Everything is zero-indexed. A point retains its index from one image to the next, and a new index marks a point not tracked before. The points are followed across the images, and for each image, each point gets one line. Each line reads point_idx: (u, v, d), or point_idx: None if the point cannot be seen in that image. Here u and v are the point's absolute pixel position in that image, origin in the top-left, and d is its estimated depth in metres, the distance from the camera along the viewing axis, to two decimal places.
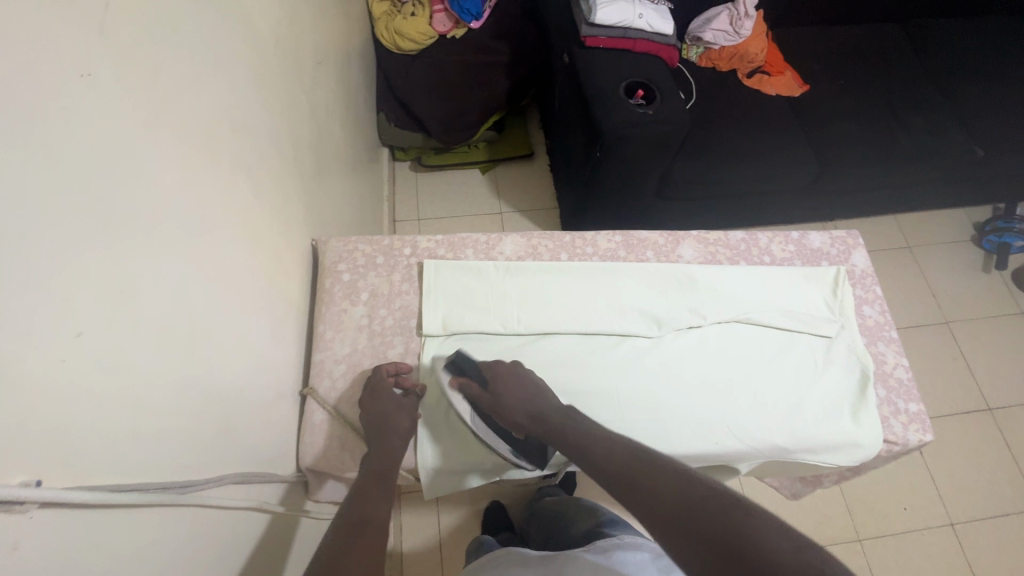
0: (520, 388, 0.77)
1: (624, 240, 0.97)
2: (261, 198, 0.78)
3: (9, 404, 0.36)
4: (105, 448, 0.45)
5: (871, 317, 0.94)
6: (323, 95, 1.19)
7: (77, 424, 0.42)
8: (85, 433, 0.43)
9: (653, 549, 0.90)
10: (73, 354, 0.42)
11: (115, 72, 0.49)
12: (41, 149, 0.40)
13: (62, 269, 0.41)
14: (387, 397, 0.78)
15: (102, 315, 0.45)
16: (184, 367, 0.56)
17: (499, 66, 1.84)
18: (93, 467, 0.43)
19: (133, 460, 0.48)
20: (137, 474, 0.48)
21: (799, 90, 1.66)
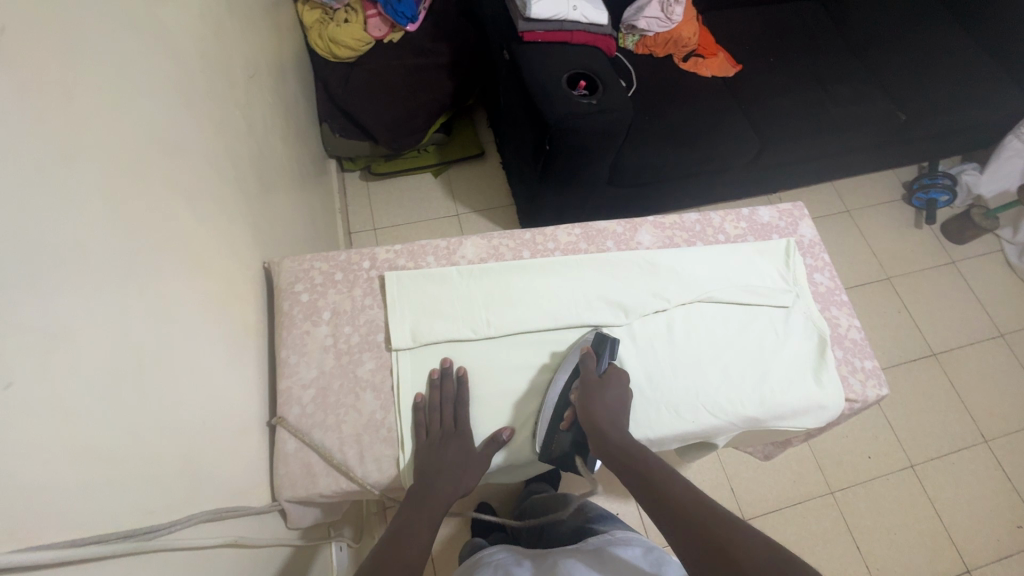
0: (616, 397, 0.79)
1: (584, 232, 0.97)
2: (203, 223, 0.74)
3: None
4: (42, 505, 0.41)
5: (822, 283, 0.98)
6: (258, 109, 1.13)
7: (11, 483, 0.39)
8: (27, 490, 0.40)
9: (644, 543, 0.89)
10: (6, 406, 0.39)
11: (22, 102, 0.45)
12: None
13: None
14: (451, 437, 0.78)
15: (31, 362, 0.41)
16: (137, 410, 0.53)
17: (440, 67, 1.82)
18: (39, 527, 0.41)
19: (86, 514, 0.45)
20: (94, 527, 0.46)
21: (733, 70, 1.72)
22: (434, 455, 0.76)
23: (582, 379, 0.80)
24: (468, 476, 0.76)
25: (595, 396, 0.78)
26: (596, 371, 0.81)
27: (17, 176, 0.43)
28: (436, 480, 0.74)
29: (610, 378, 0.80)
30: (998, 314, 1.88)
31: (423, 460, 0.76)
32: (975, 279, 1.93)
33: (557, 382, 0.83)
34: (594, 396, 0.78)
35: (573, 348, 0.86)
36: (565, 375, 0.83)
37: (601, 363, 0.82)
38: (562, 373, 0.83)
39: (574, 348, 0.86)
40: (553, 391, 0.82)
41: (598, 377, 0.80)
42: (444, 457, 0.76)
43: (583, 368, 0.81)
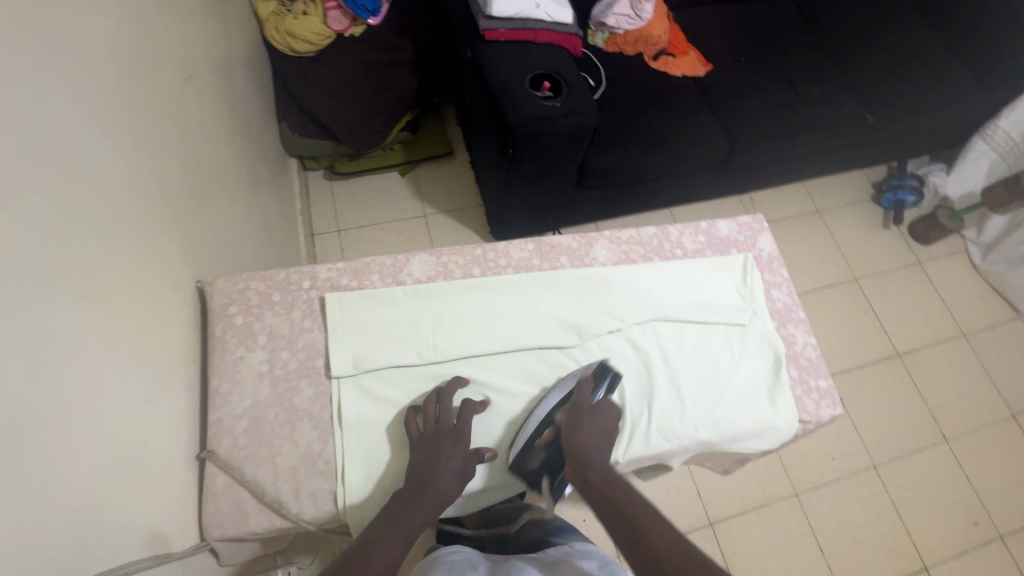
0: (605, 426, 0.77)
1: (537, 247, 0.94)
2: (115, 248, 0.68)
3: None
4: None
5: (780, 299, 0.96)
6: (196, 113, 1.07)
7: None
8: None
9: (602, 556, 0.86)
10: None
11: None
12: None
13: None
14: (446, 434, 0.74)
15: None
16: (9, 477, 0.47)
17: (404, 63, 1.76)
18: None
19: None
20: None
21: (703, 70, 1.70)
22: (424, 449, 0.73)
23: (574, 402, 0.79)
24: (453, 486, 0.72)
25: (582, 421, 0.77)
26: (587, 400, 0.79)
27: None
28: (428, 484, 0.70)
29: (602, 411, 0.79)
30: (962, 314, 1.90)
31: (412, 473, 0.71)
32: (940, 280, 1.95)
33: (547, 400, 0.81)
34: (583, 420, 0.77)
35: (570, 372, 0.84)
36: (557, 395, 0.81)
37: (596, 393, 0.80)
38: (555, 390, 0.81)
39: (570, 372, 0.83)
40: (541, 402, 0.81)
41: (588, 407, 0.78)
42: (434, 457, 0.72)
43: (577, 394, 0.79)
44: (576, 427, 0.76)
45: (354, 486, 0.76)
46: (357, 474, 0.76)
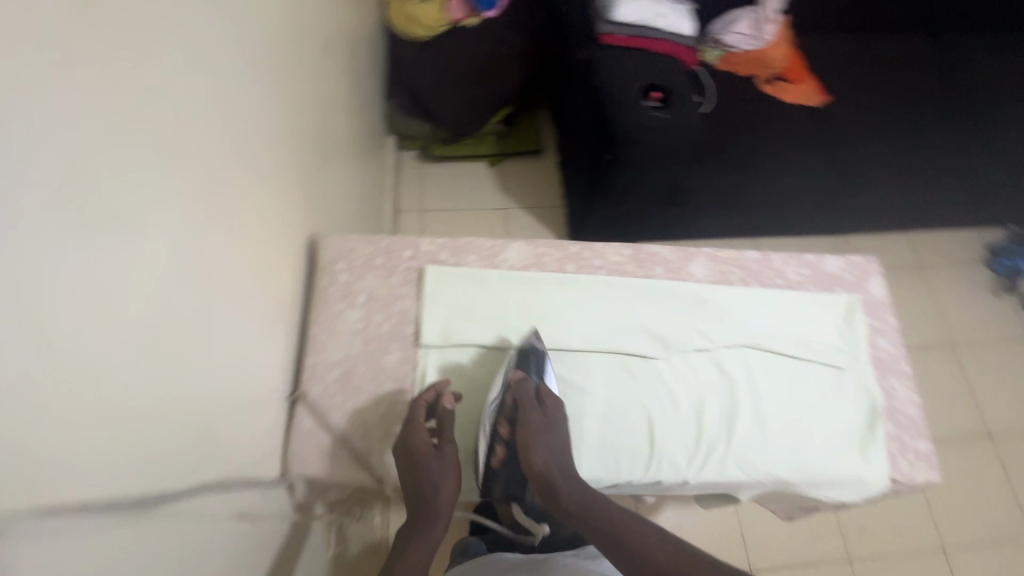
0: (559, 437, 0.72)
1: (633, 253, 0.93)
2: (259, 191, 0.74)
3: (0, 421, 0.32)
4: (103, 472, 0.41)
5: (884, 348, 0.90)
6: (327, 81, 1.14)
7: (71, 456, 0.38)
8: (77, 450, 0.39)
9: None
10: (71, 360, 0.38)
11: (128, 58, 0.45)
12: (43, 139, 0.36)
13: (61, 268, 0.38)
14: (430, 455, 0.71)
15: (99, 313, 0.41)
16: (175, 377, 0.52)
17: (512, 58, 1.79)
18: (83, 491, 0.39)
19: (127, 479, 0.44)
20: (133, 491, 0.45)
21: (820, 100, 1.60)
22: (411, 469, 0.70)
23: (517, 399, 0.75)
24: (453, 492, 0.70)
25: (534, 435, 0.71)
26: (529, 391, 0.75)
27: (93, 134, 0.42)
28: (432, 508, 0.68)
29: (551, 412, 0.74)
30: None
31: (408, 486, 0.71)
32: None
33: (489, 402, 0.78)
34: (534, 431, 0.72)
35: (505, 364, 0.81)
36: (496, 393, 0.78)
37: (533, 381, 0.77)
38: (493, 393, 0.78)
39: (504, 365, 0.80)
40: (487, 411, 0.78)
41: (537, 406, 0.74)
42: (427, 481, 0.70)
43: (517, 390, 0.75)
44: (529, 446, 0.70)
45: None
46: None
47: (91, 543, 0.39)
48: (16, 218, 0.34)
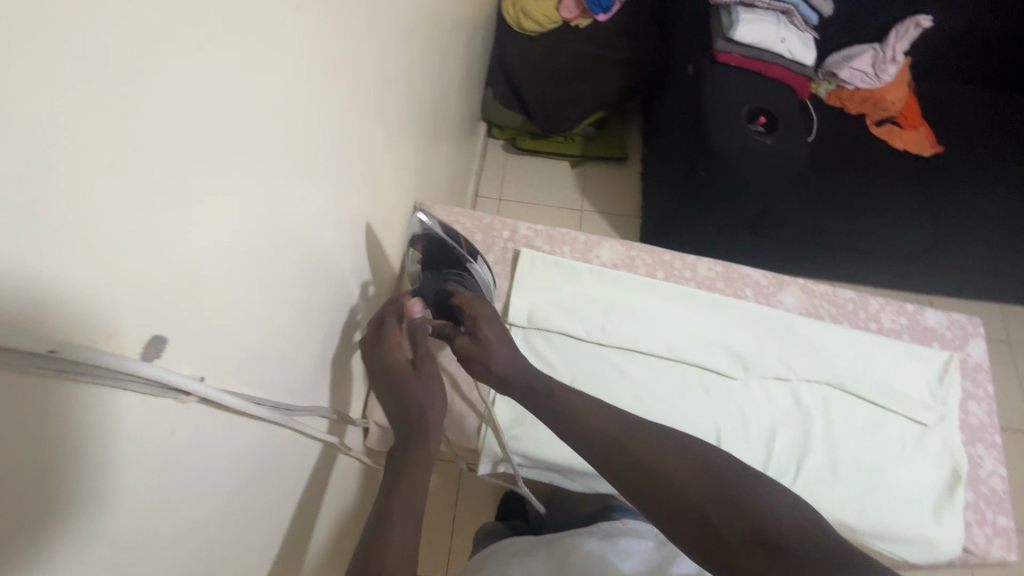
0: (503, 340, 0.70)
1: (725, 271, 0.93)
2: (386, 152, 0.80)
3: (198, 308, 0.39)
4: (248, 370, 0.48)
5: (975, 414, 0.86)
6: (450, 61, 1.20)
7: (244, 350, 0.47)
8: (235, 343, 0.45)
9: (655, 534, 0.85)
10: (244, 267, 0.45)
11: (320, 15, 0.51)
12: (257, 78, 0.42)
13: (254, 190, 0.44)
14: (401, 376, 0.67)
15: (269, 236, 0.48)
16: (301, 301, 0.58)
17: (616, 64, 1.80)
18: (234, 380, 0.45)
19: (257, 381, 0.50)
20: (261, 390, 0.51)
21: (931, 150, 1.54)
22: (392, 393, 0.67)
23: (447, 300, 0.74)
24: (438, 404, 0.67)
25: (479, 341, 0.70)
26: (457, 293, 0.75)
27: (300, 91, 0.49)
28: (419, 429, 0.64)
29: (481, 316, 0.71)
30: None
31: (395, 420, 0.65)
32: None
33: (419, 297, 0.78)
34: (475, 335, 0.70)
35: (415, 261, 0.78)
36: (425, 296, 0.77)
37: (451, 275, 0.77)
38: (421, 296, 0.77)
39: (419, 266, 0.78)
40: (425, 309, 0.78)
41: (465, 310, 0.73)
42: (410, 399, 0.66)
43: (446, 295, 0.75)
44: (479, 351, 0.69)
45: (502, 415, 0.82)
46: (505, 408, 0.82)
47: (243, 425, 0.48)
48: (254, 158, 0.44)
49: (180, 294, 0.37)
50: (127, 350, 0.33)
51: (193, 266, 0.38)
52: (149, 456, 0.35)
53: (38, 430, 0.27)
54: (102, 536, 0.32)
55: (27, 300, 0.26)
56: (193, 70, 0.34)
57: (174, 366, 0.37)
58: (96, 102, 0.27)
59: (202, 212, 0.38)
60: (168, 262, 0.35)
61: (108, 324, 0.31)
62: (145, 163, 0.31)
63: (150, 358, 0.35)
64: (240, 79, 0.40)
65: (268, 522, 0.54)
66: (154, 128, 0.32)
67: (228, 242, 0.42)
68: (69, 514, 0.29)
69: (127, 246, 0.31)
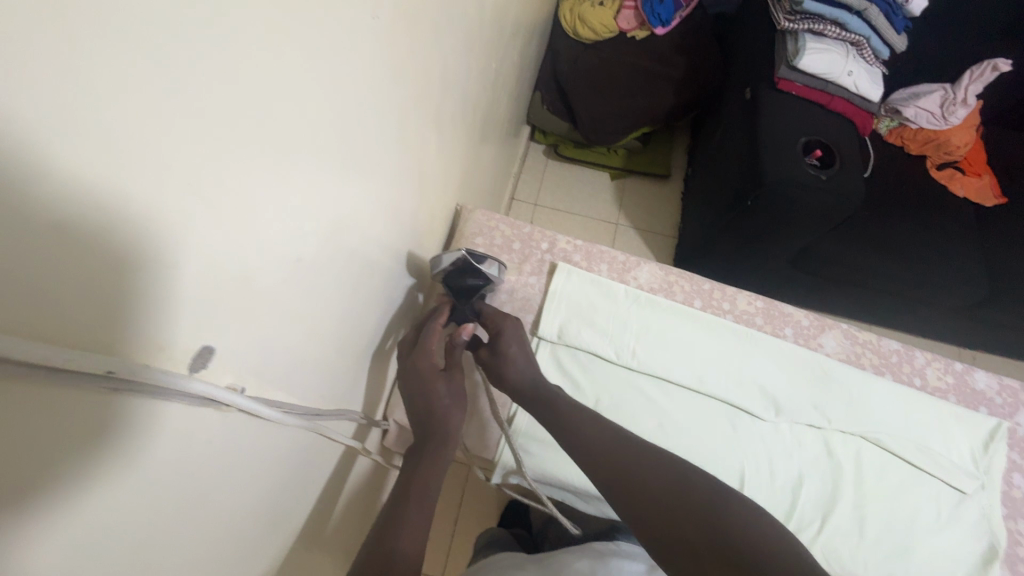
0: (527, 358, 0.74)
1: (765, 307, 0.90)
2: (436, 155, 0.79)
3: (247, 315, 0.39)
4: (286, 370, 0.48)
5: (1019, 488, 0.82)
6: (505, 65, 1.19)
7: (282, 354, 0.47)
8: (277, 348, 0.46)
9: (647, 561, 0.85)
10: (294, 272, 0.45)
11: (392, 20, 0.50)
12: (327, 83, 0.42)
13: (312, 196, 0.44)
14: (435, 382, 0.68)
15: (321, 240, 0.48)
16: (342, 303, 0.58)
17: (670, 80, 1.77)
18: (270, 385, 0.46)
19: (292, 383, 0.50)
20: (295, 394, 0.51)
21: (993, 201, 1.48)
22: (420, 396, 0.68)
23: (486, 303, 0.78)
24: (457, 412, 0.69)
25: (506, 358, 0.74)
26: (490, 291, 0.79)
27: (364, 97, 0.50)
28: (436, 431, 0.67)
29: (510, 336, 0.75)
30: None
31: (411, 411, 0.68)
32: None
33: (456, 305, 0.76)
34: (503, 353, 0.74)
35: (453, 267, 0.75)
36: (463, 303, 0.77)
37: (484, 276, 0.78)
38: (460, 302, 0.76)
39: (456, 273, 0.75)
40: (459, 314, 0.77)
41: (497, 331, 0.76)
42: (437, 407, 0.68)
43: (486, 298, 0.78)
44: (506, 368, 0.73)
45: (522, 423, 0.81)
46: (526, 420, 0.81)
47: (272, 429, 0.47)
48: (314, 167, 0.44)
49: (231, 303, 0.37)
50: (175, 361, 0.33)
51: (246, 276, 0.38)
52: (183, 463, 0.36)
53: (86, 439, 0.27)
54: (130, 541, 0.32)
55: (92, 313, 0.26)
56: (269, 76, 0.34)
57: (216, 377, 0.37)
58: (180, 123, 0.28)
59: (262, 223, 0.38)
60: (227, 270, 0.35)
61: (160, 335, 0.31)
62: (216, 178, 0.32)
63: (197, 370, 0.35)
64: (311, 91, 0.40)
65: (282, 522, 0.54)
66: (228, 141, 0.32)
67: (283, 253, 0.42)
68: (105, 521, 0.30)
69: (188, 260, 0.31)
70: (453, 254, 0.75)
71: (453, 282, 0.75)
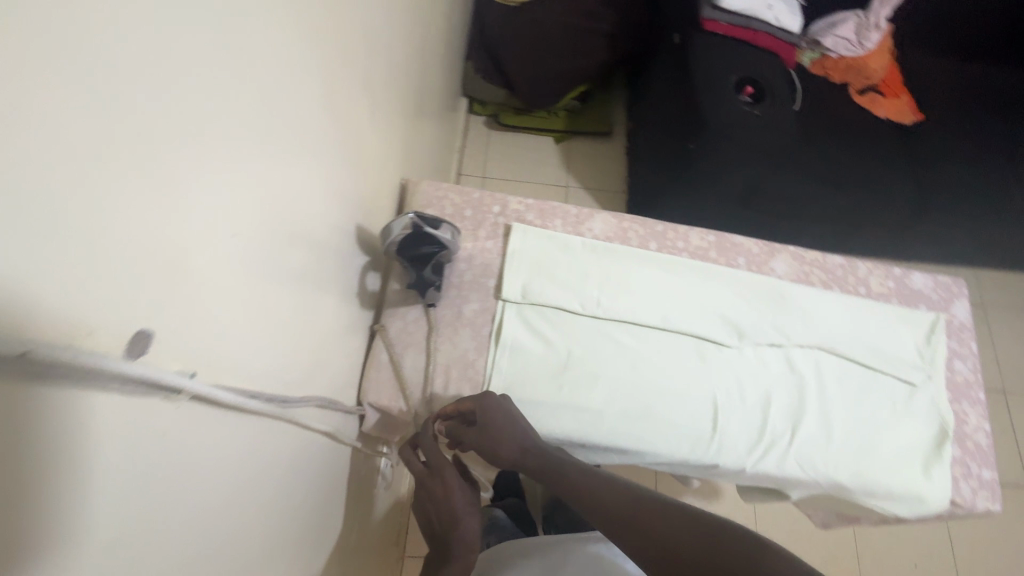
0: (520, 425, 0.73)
1: (717, 241, 0.93)
2: (371, 126, 0.76)
3: (182, 299, 0.37)
4: (240, 355, 0.46)
5: (961, 373, 0.89)
6: (431, 32, 1.15)
7: (233, 343, 0.45)
8: (224, 332, 0.43)
9: None
10: (229, 252, 0.42)
11: None
12: (232, 42, 0.39)
13: (236, 167, 0.41)
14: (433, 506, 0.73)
15: (256, 217, 0.46)
16: (290, 285, 0.55)
17: (601, 35, 1.75)
18: (224, 372, 0.43)
19: (249, 371, 0.48)
20: (254, 382, 0.49)
21: (913, 118, 1.57)
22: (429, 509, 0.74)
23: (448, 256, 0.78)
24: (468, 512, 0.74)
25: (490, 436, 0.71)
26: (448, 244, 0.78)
27: (279, 61, 0.46)
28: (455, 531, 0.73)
29: (488, 419, 0.72)
30: None
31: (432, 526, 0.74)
32: None
33: (417, 269, 0.76)
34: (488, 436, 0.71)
35: (405, 236, 0.73)
36: (423, 265, 0.76)
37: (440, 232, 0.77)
38: (421, 265, 0.76)
39: (410, 240, 0.73)
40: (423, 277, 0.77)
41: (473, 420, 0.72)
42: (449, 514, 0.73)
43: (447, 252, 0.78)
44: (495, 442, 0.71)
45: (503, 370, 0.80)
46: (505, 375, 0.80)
47: (235, 417, 0.45)
48: (235, 137, 0.41)
49: (160, 282, 0.34)
50: (107, 346, 0.30)
51: (174, 255, 0.35)
52: (136, 463, 0.33)
53: (16, 432, 0.24)
54: (90, 551, 0.29)
55: (6, 282, 0.23)
56: (161, 33, 0.31)
57: (161, 364, 0.35)
58: (54, 77, 0.24)
59: (184, 195, 0.35)
60: (150, 248, 0.32)
61: (85, 319, 0.28)
62: (117, 145, 0.29)
63: (136, 355, 0.32)
64: (215, 51, 0.37)
65: (262, 512, 0.52)
66: (122, 103, 0.29)
67: (214, 228, 0.39)
68: (58, 524, 0.27)
69: (97, 238, 0.28)
70: (402, 223, 0.72)
71: (409, 253, 0.74)
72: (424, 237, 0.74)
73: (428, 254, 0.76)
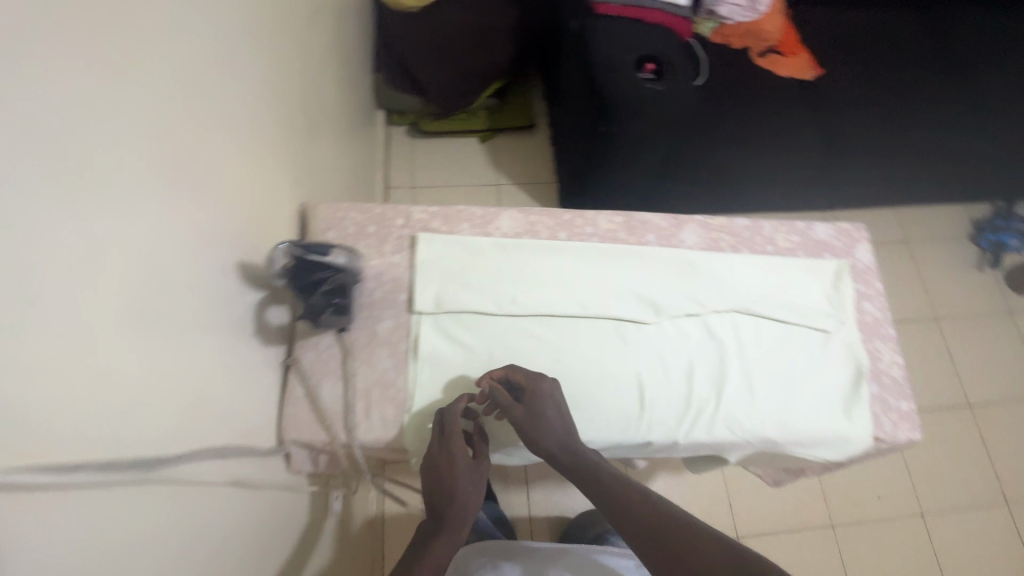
0: (557, 416, 0.74)
1: (625, 221, 0.94)
2: (247, 156, 0.72)
3: None
4: (89, 426, 0.41)
5: (870, 313, 0.92)
6: (316, 49, 1.12)
7: (72, 414, 0.40)
8: (51, 404, 0.38)
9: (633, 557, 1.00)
10: (34, 317, 0.37)
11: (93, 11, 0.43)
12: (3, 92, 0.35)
13: (29, 222, 0.36)
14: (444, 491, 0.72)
15: (76, 271, 0.41)
16: (157, 338, 0.51)
17: (505, 30, 1.75)
18: (61, 448, 0.38)
19: (107, 438, 0.43)
20: (118, 450, 0.44)
21: (812, 73, 1.62)
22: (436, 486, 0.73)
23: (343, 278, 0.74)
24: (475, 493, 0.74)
25: (530, 424, 0.72)
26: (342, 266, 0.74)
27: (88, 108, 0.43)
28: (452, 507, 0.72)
29: (535, 405, 0.73)
30: None
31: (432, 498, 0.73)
32: None
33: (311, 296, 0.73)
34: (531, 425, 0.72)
35: (289, 265, 0.69)
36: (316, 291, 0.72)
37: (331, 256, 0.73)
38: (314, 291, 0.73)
39: (296, 268, 0.70)
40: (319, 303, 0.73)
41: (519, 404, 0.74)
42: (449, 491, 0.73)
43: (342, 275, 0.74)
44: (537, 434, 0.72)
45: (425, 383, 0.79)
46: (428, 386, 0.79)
47: (90, 495, 0.41)
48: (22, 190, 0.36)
49: None
50: None
51: None
52: None
53: None
54: None
55: None
56: None
57: None
58: None
59: None
60: None
61: None
62: None
63: None
64: None
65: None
66: None
67: (12, 298, 0.35)
68: None
69: None
70: (282, 251, 0.68)
71: (300, 281, 0.71)
72: (311, 263, 0.71)
73: (320, 278, 0.72)
